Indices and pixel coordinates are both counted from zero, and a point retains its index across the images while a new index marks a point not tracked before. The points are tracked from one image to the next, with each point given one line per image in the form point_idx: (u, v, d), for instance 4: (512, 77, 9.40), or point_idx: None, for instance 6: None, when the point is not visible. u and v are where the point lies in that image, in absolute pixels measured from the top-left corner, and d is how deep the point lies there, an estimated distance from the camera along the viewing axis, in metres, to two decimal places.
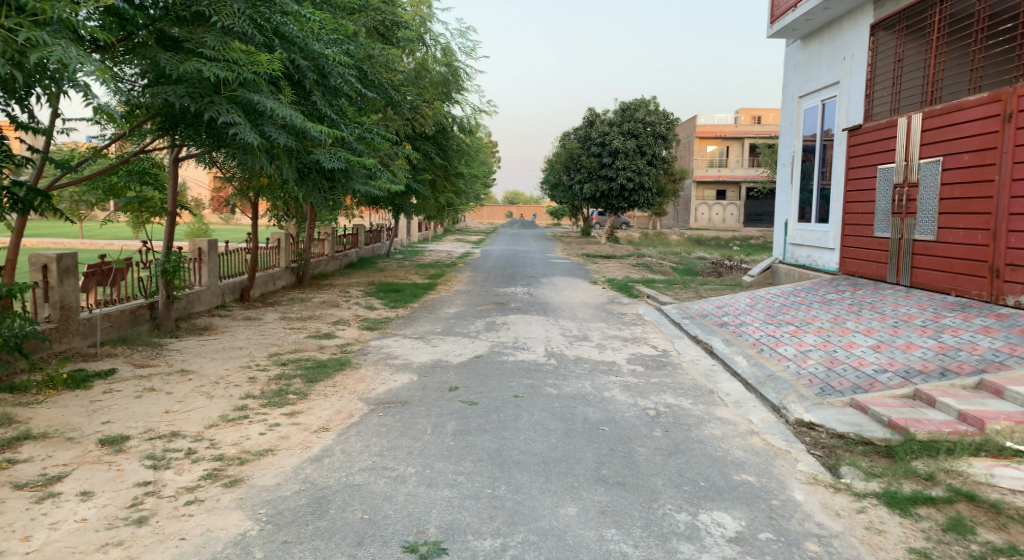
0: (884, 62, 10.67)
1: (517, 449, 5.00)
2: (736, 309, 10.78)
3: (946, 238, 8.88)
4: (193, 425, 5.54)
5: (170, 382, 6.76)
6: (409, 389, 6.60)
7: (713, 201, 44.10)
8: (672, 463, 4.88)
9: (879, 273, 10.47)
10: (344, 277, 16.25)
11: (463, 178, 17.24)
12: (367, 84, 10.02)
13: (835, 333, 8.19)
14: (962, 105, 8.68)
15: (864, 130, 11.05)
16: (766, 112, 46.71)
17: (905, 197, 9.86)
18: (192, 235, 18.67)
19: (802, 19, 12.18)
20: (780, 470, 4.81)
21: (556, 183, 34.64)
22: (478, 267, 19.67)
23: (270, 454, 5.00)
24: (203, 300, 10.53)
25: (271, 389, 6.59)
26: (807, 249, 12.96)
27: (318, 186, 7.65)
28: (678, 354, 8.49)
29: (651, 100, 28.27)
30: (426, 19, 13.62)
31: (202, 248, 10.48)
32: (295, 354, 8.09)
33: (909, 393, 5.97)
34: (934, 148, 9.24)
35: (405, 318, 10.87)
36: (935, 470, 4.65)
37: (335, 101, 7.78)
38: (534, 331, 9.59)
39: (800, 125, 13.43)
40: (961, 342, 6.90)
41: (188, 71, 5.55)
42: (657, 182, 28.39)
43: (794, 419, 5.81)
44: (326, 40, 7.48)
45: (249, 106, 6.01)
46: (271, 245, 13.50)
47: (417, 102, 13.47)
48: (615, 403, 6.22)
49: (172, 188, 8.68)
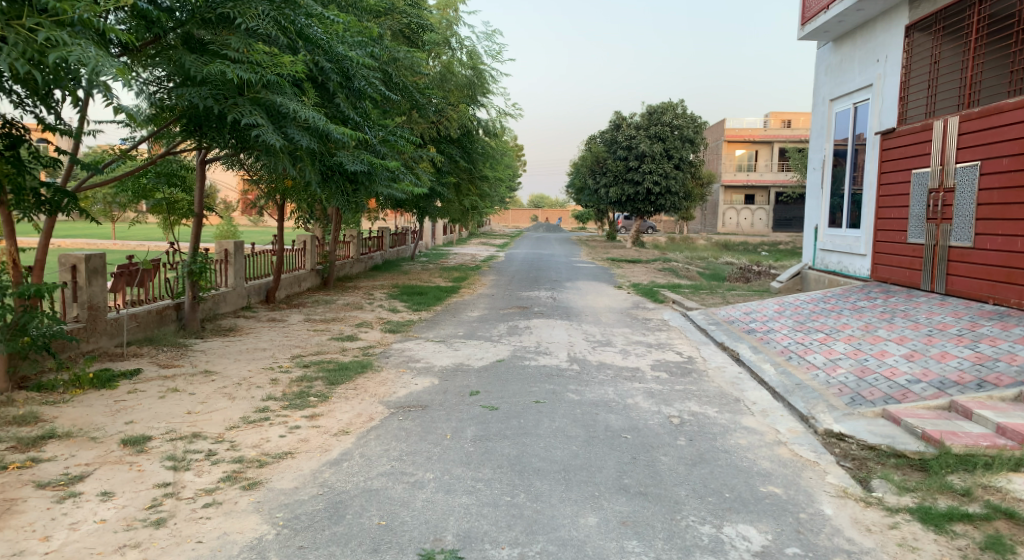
0: (919, 64, 10.41)
1: (538, 456, 4.92)
2: (763, 315, 10.59)
3: (983, 244, 8.61)
4: (214, 427, 5.55)
5: (193, 383, 6.80)
6: (430, 393, 6.56)
7: (741, 206, 43.60)
8: (695, 473, 4.76)
9: (912, 280, 10.20)
10: (369, 279, 16.31)
11: (487, 181, 17.22)
12: (392, 86, 10.05)
13: (866, 341, 7.98)
14: (1002, 107, 8.42)
15: (897, 133, 10.79)
16: (796, 116, 46.09)
17: (940, 203, 9.59)
18: (220, 236, 18.91)
19: (834, 20, 11.95)
20: (809, 483, 4.67)
21: (581, 186, 34.50)
22: (502, 270, 19.63)
23: (289, 457, 4.98)
24: (228, 301, 10.62)
25: (293, 391, 6.59)
26: (837, 255, 12.69)
27: (341, 189, 7.64)
28: (703, 361, 8.35)
29: (679, 103, 27.98)
30: (453, 22, 13.83)
31: (228, 249, 10.56)
32: (318, 356, 8.11)
33: (944, 404, 5.77)
34: (971, 152, 8.98)
35: (428, 320, 10.86)
36: (971, 485, 4.47)
37: (359, 104, 7.78)
38: (557, 335, 9.51)
39: (831, 129, 13.17)
40: (998, 352, 6.67)
41: (213, 74, 5.59)
42: (684, 186, 28.11)
43: (823, 429, 5.65)
44: (350, 42, 7.50)
45: (272, 108, 6.04)
46: (297, 247, 13.59)
47: (442, 104, 13.47)
48: (638, 410, 6.12)
49: (199, 190, 8.75)
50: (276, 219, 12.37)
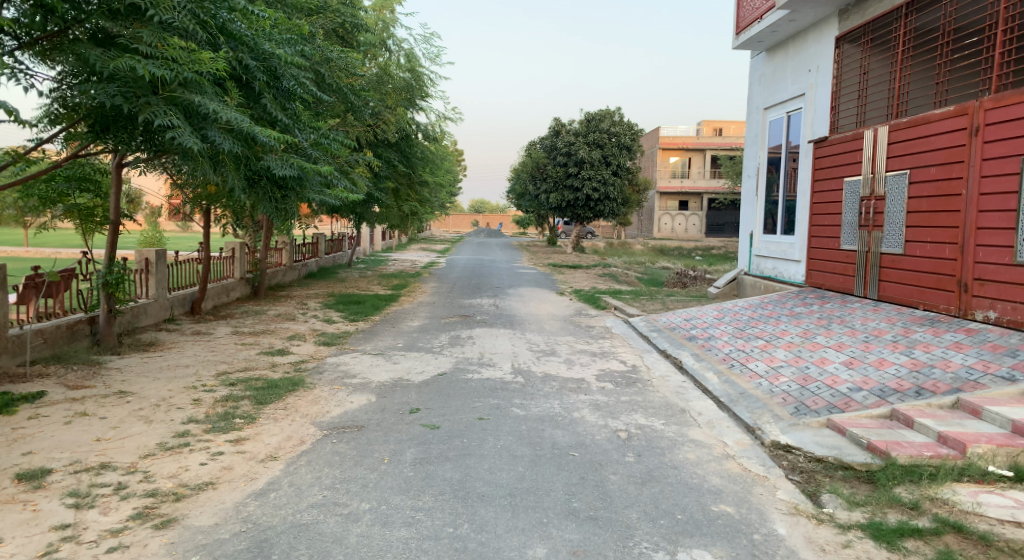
0: (849, 75, 10.64)
1: (482, 480, 4.65)
2: (704, 322, 10.62)
3: (914, 251, 8.81)
4: (126, 456, 5.06)
5: (105, 406, 6.23)
6: (367, 411, 6.20)
7: (676, 212, 44.40)
8: (646, 493, 4.57)
9: (846, 286, 10.39)
10: (303, 288, 15.71)
11: (427, 187, 16.83)
12: (325, 88, 9.59)
13: (806, 348, 8.03)
14: (928, 117, 8.63)
15: (829, 142, 11.00)
16: (728, 124, 47.38)
17: (871, 210, 9.80)
18: (143, 243, 17.93)
19: (767, 30, 12.14)
20: (759, 500, 4.56)
21: (521, 191, 34.46)
22: (441, 277, 19.24)
23: (210, 488, 4.56)
24: (149, 313, 9.95)
25: (217, 412, 6.12)
26: (773, 261, 12.89)
27: (269, 196, 7.18)
28: (647, 370, 8.24)
29: (617, 111, 28.20)
30: (390, 24, 13.55)
31: (149, 258, 9.91)
32: (245, 373, 7.61)
33: (886, 413, 5.78)
34: (900, 161, 9.20)
35: (365, 332, 10.44)
36: (919, 498, 4.43)
37: (288, 105, 7.33)
38: (500, 346, 9.25)
39: (765, 137, 13.37)
40: (934, 358, 6.77)
41: (121, 69, 5.13)
42: (622, 192, 28.37)
43: (770, 440, 5.58)
44: (278, 39, 7.06)
45: (191, 108, 5.61)
46: (225, 254, 12.95)
47: (379, 107, 13.07)
48: (585, 425, 5.91)
49: (114, 196, 8.14)
50: (202, 227, 11.71)
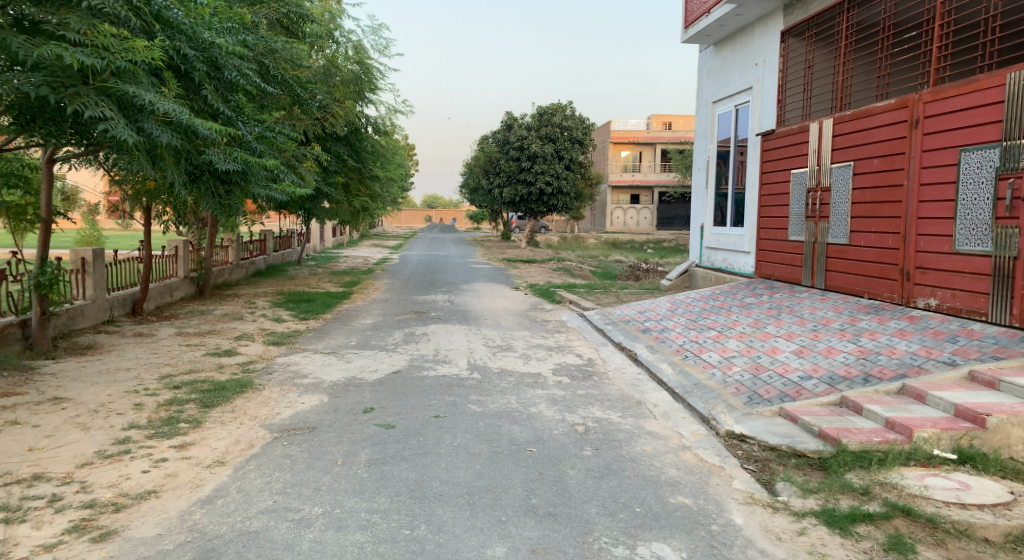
0: (795, 68, 10.85)
1: (439, 479, 4.56)
2: (657, 314, 10.72)
3: (859, 241, 9.03)
4: (61, 465, 4.80)
5: (38, 413, 5.92)
6: (319, 412, 6.03)
7: (628, 205, 44.88)
8: (604, 487, 4.55)
9: (794, 276, 10.61)
10: (251, 286, 15.30)
11: (379, 182, 16.54)
12: (270, 80, 9.29)
13: (757, 338, 8.16)
14: (870, 110, 8.85)
15: (777, 135, 11.19)
16: (677, 119, 48.05)
17: (818, 202, 10.01)
18: (81, 241, 17.21)
19: (715, 24, 12.28)
20: (716, 490, 4.58)
21: (475, 186, 34.29)
22: (394, 273, 18.97)
23: (152, 497, 4.35)
24: (87, 315, 9.53)
25: (160, 417, 5.86)
26: (723, 253, 13.09)
27: (211, 191, 6.88)
28: (602, 362, 8.25)
29: (568, 105, 28.24)
30: (337, 15, 13.22)
31: (86, 257, 9.49)
32: (191, 375, 7.34)
33: (836, 400, 5.89)
34: (845, 153, 9.41)
35: (316, 330, 10.18)
36: (870, 484, 4.51)
37: (231, 96, 7.06)
38: (455, 342, 9.14)
39: (714, 130, 13.55)
40: (880, 345, 6.94)
41: (47, 57, 4.86)
42: (575, 186, 28.48)
43: (724, 430, 5.63)
44: (218, 27, 6.79)
45: (125, 100, 5.36)
46: (167, 253, 12.50)
47: (327, 100, 12.76)
48: (542, 420, 5.87)
49: (46, 193, 7.74)
50: (142, 224, 11.26)
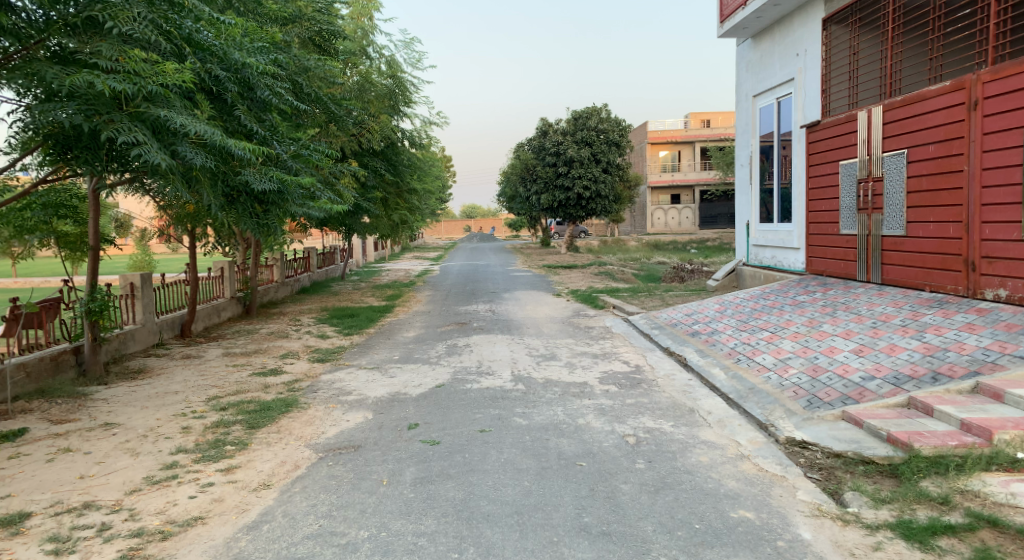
0: (838, 57, 10.45)
1: (487, 498, 4.40)
2: (705, 316, 10.40)
3: (917, 232, 8.60)
4: (110, 493, 4.80)
5: (90, 439, 5.97)
6: (364, 430, 5.95)
7: (668, 206, 44.23)
8: (660, 502, 4.33)
9: (848, 271, 10.18)
10: (296, 303, 15.47)
11: (416, 194, 16.55)
12: (304, 98, 9.35)
13: (813, 338, 7.81)
14: (923, 95, 8.44)
15: (822, 126, 10.78)
16: (715, 115, 47.37)
17: (869, 193, 9.59)
18: (134, 266, 17.67)
19: (752, 16, 11.96)
20: (780, 502, 4.32)
21: (513, 193, 34.19)
22: (435, 284, 18.96)
23: (199, 524, 4.31)
24: (137, 339, 9.69)
25: (207, 440, 5.86)
26: (771, 250, 12.68)
27: (249, 212, 6.89)
28: (651, 369, 8.00)
29: (603, 108, 28.02)
30: (369, 31, 13.32)
31: (135, 282, 9.66)
32: (237, 396, 7.35)
33: (903, 401, 5.55)
34: (897, 141, 9.00)
35: (359, 346, 10.16)
36: (949, 492, 4.19)
37: (264, 116, 7.06)
38: (498, 352, 9.00)
39: (756, 125, 13.16)
40: (946, 342, 6.54)
41: (80, 85, 4.93)
42: (613, 189, 28.16)
43: (785, 438, 5.35)
44: (249, 48, 6.82)
45: (158, 124, 5.39)
46: (213, 274, 12.69)
47: (362, 116, 12.80)
48: (591, 431, 5.67)
49: (93, 221, 7.89)
50: (187, 247, 11.44)
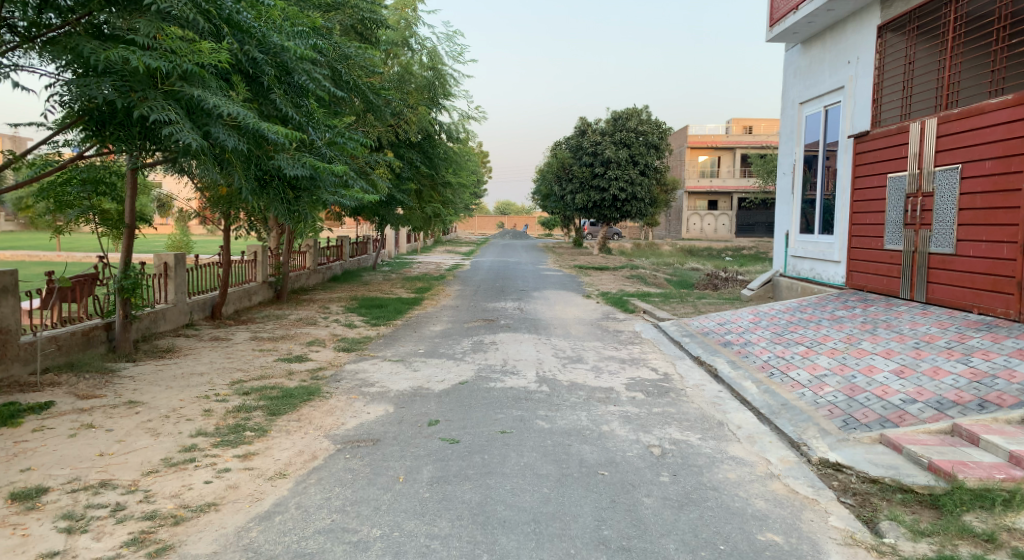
0: (892, 65, 10.09)
1: (504, 503, 4.27)
2: (739, 326, 10.13)
3: (966, 251, 8.25)
4: (128, 473, 4.79)
5: (113, 417, 5.99)
6: (383, 424, 5.86)
7: (705, 212, 43.59)
8: (684, 519, 4.16)
9: (891, 288, 9.82)
10: (326, 291, 15.53)
11: (451, 188, 16.46)
12: (343, 86, 9.31)
13: (851, 355, 7.52)
14: (983, 108, 8.08)
15: (871, 137, 10.42)
16: (758, 122, 46.51)
17: (918, 208, 9.22)
18: (171, 246, 17.93)
19: (803, 21, 11.61)
20: (810, 527, 4.11)
21: (548, 192, 33.98)
22: (466, 279, 18.91)
23: (212, 510, 4.26)
24: (168, 319, 9.75)
25: (227, 424, 5.82)
26: (810, 262, 12.33)
27: (282, 197, 6.85)
28: (680, 378, 7.78)
29: (644, 109, 27.67)
30: (412, 22, 13.26)
31: (169, 262, 9.72)
32: (261, 381, 7.34)
33: (946, 428, 5.27)
34: (950, 155, 8.64)
35: (386, 337, 10.11)
36: (995, 529, 3.94)
37: (301, 101, 7.02)
38: (524, 352, 8.86)
39: (801, 133, 12.80)
40: (994, 368, 6.23)
41: (115, 61, 4.96)
42: (650, 192, 27.79)
43: (818, 458, 5.12)
44: (288, 31, 6.78)
45: (192, 103, 5.40)
46: (247, 258, 12.78)
47: (400, 107, 12.73)
48: (614, 439, 5.51)
49: (130, 199, 7.93)
50: (222, 230, 11.52)
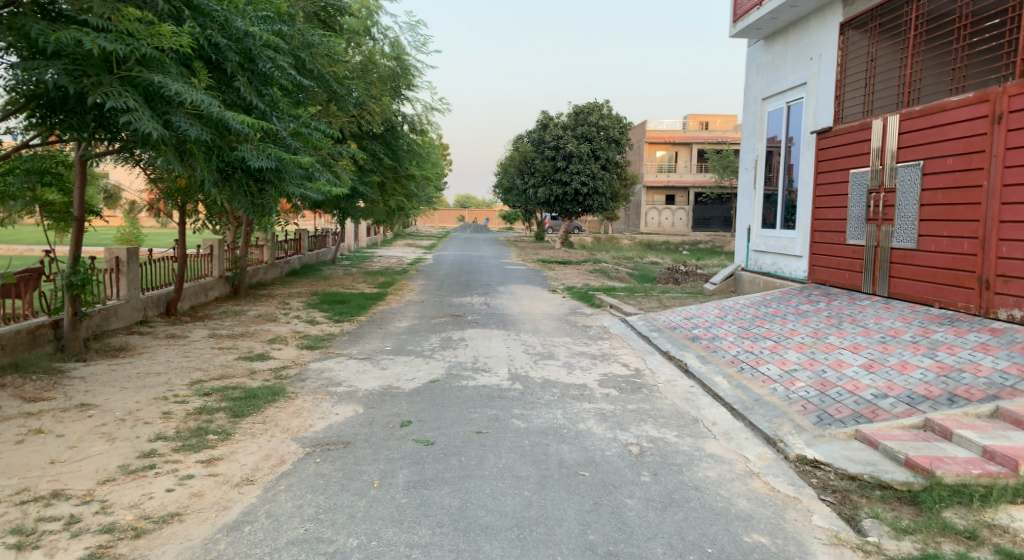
0: (855, 63, 10.21)
1: (485, 508, 4.14)
2: (706, 320, 10.17)
3: (928, 246, 8.39)
4: (82, 482, 4.50)
5: (63, 421, 5.64)
6: (353, 425, 5.66)
7: (663, 206, 44.08)
8: (668, 521, 4.09)
9: (853, 282, 9.96)
10: (286, 286, 15.13)
11: (414, 181, 16.20)
12: (305, 74, 9.02)
13: (819, 349, 7.59)
14: (944, 105, 8.21)
15: (833, 132, 10.55)
16: (714, 118, 47.13)
17: (881, 203, 9.36)
18: (122, 240, 17.25)
19: (767, 17, 11.69)
20: (795, 527, 4.08)
21: (509, 186, 33.81)
22: (429, 274, 18.68)
23: (176, 521, 4.02)
24: (120, 316, 9.32)
25: (188, 428, 5.54)
26: (772, 256, 12.47)
27: (244, 190, 6.58)
28: (651, 374, 7.74)
29: (605, 103, 27.71)
30: (375, 12, 12.97)
31: (120, 256, 9.29)
32: (222, 381, 7.05)
33: (919, 423, 5.32)
34: (912, 151, 8.78)
35: (350, 334, 9.84)
36: (975, 525, 3.96)
37: (265, 90, 6.75)
38: (494, 348, 8.72)
39: (764, 128, 12.91)
40: (960, 361, 6.34)
41: (67, 43, 4.66)
42: (611, 186, 27.87)
43: (795, 455, 5.11)
44: (251, 16, 6.51)
45: (151, 90, 5.11)
46: (202, 252, 12.33)
47: (363, 97, 12.43)
48: (593, 438, 5.41)
49: (78, 190, 7.51)
50: (176, 223, 11.09)
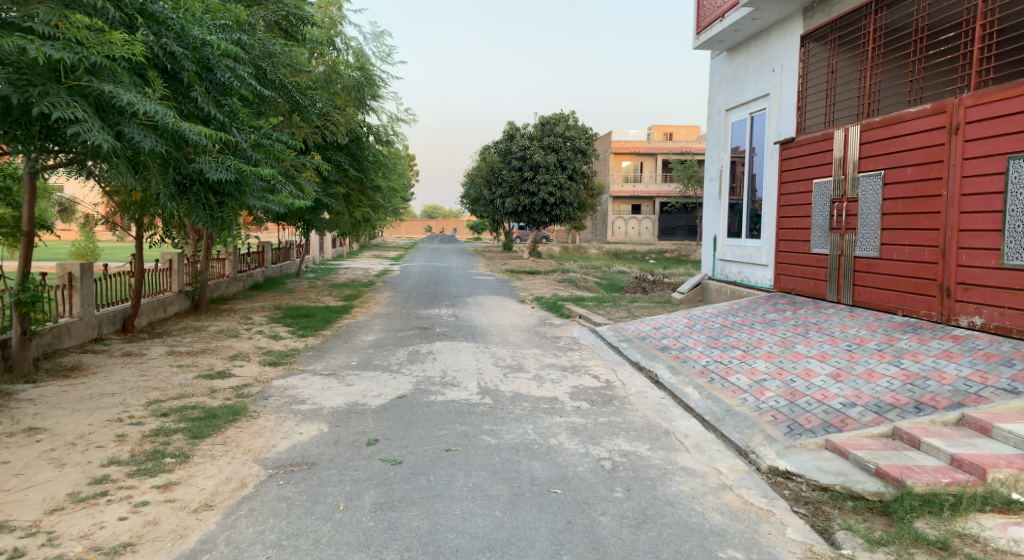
0: (816, 74, 10.37)
1: (454, 530, 4.01)
2: (674, 330, 10.17)
3: (891, 254, 8.52)
4: (27, 512, 4.25)
5: (9, 447, 5.36)
6: (318, 445, 5.48)
7: (629, 216, 44.40)
8: (643, 538, 4.01)
9: (818, 291, 10.07)
10: (248, 300, 14.79)
11: (380, 192, 16.01)
12: (266, 84, 8.82)
13: (787, 358, 7.63)
14: (903, 116, 8.36)
15: (796, 143, 10.69)
16: (678, 128, 47.75)
17: (844, 213, 9.48)
18: (77, 255, 16.69)
19: (729, 29, 11.83)
20: (769, 541, 4.04)
21: (476, 197, 33.71)
22: (396, 286, 18.42)
23: (128, 552, 3.82)
24: (73, 334, 8.96)
25: (144, 451, 5.30)
26: (738, 265, 12.57)
27: (202, 203, 6.37)
28: (622, 386, 7.68)
29: (571, 114, 27.83)
30: (338, 21, 12.79)
31: (73, 272, 8.95)
32: (181, 400, 6.80)
33: (887, 432, 5.34)
34: (873, 161, 8.92)
35: (315, 349, 9.62)
36: (946, 535, 3.96)
37: (223, 100, 6.58)
38: (462, 362, 8.58)
39: (727, 139, 13.05)
40: (925, 369, 6.40)
41: (11, 51, 4.45)
42: (578, 196, 27.96)
43: (767, 466, 5.09)
44: (209, 25, 6.34)
45: (102, 100, 4.92)
46: (161, 266, 11.97)
47: (327, 107, 12.23)
48: (564, 454, 5.32)
49: (27, 204, 7.20)
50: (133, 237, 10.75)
